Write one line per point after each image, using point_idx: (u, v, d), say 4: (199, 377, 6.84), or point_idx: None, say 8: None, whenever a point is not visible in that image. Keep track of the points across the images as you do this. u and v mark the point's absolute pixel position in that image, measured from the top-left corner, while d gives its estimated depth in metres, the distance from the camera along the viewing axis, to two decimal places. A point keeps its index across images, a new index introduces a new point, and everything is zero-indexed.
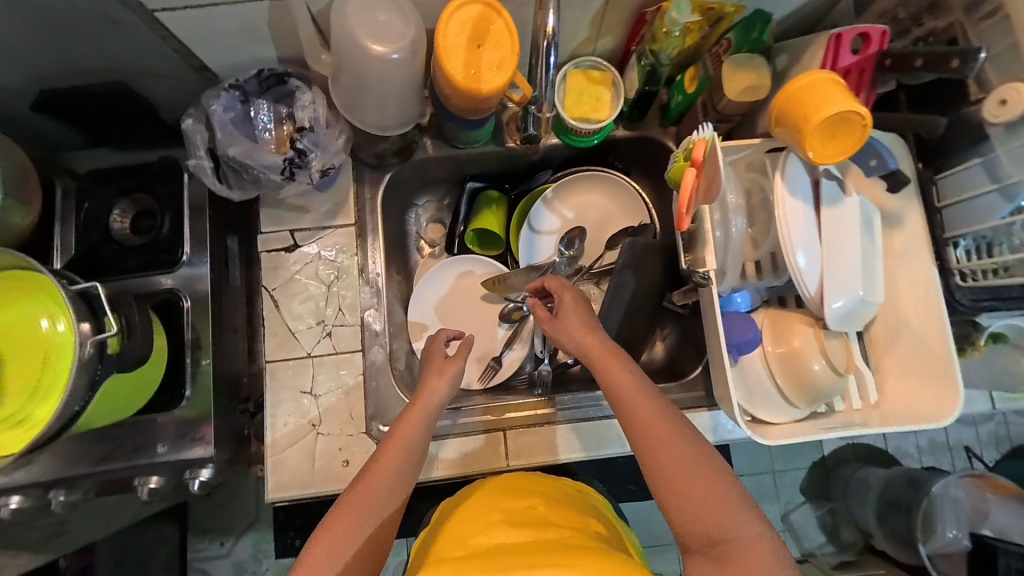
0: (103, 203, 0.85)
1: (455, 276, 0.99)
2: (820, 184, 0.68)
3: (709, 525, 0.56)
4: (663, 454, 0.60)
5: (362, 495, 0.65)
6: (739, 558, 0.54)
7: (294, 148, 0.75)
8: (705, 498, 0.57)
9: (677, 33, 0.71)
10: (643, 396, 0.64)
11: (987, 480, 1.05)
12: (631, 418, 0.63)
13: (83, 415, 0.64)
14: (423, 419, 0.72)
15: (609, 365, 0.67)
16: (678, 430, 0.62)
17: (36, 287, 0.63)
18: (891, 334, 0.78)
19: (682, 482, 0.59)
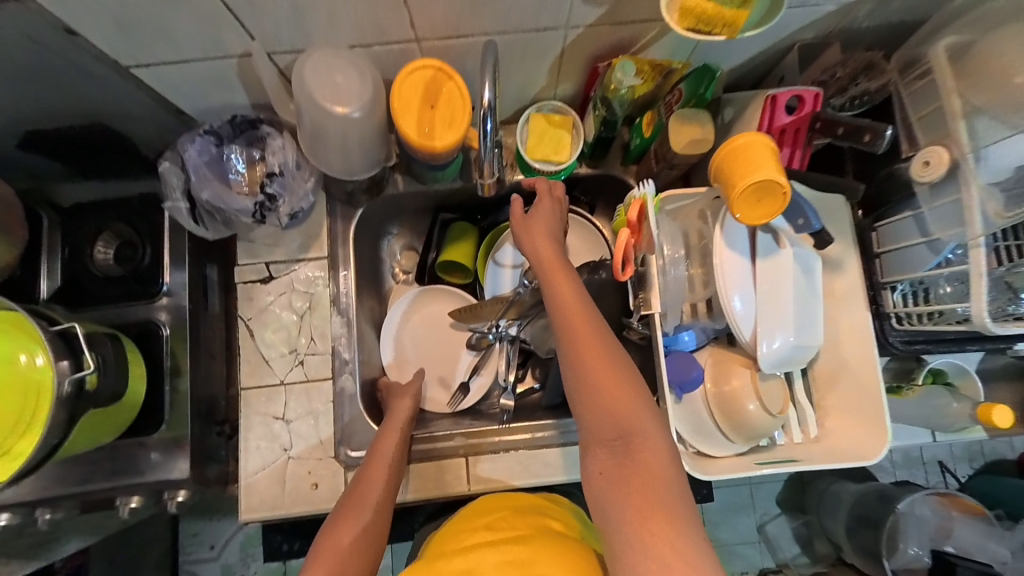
0: (88, 236, 0.90)
1: (424, 304, 1.04)
2: (757, 236, 0.72)
3: (621, 424, 0.61)
4: (589, 356, 0.64)
5: (361, 496, 0.76)
6: (642, 457, 0.60)
7: (263, 192, 0.80)
8: (617, 400, 0.62)
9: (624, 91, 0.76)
10: (578, 301, 0.68)
11: (950, 497, 1.04)
12: (563, 317, 0.67)
13: (63, 446, 0.69)
14: (399, 431, 0.84)
15: (555, 273, 0.71)
16: (607, 336, 0.65)
17: (14, 325, 0.67)
18: (832, 372, 0.81)
19: (602, 380, 0.63)
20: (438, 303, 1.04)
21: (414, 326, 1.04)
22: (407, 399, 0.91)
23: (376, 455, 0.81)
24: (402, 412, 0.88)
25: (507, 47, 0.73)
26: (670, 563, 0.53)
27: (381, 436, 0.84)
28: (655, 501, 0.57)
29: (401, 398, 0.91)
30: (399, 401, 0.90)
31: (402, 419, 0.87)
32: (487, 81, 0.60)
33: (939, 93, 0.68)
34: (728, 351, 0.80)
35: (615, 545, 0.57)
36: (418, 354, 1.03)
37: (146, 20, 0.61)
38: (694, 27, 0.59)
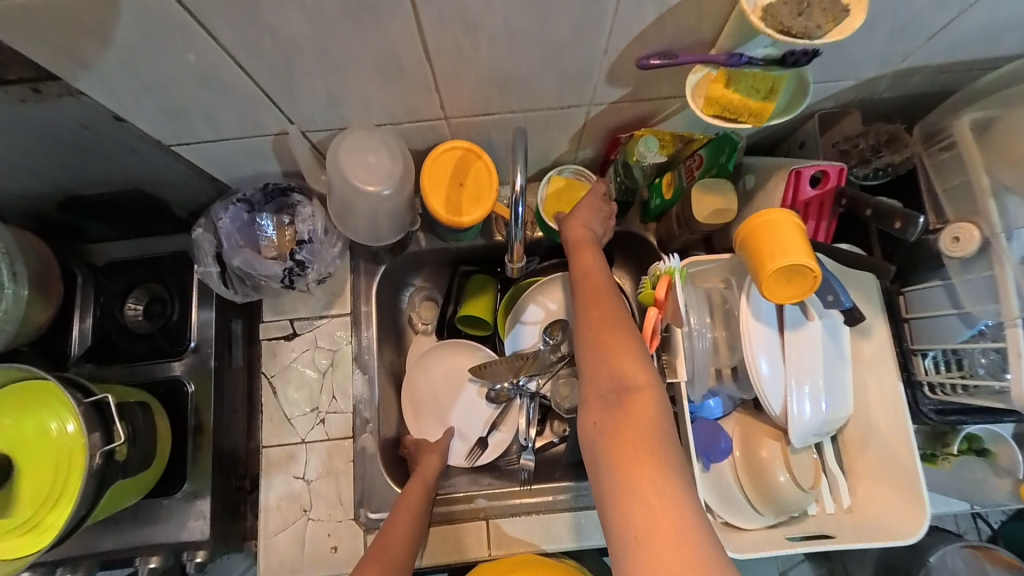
0: (118, 294, 0.92)
1: (442, 358, 1.02)
2: (784, 308, 0.71)
3: (619, 374, 0.60)
4: (597, 313, 0.66)
5: (386, 544, 0.77)
6: (635, 407, 0.57)
7: (293, 258, 0.82)
8: (616, 353, 0.61)
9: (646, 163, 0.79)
10: (596, 272, 0.73)
11: (985, 550, 0.94)
12: (580, 283, 0.72)
13: (87, 519, 0.68)
14: (424, 482, 0.86)
15: (579, 249, 0.76)
16: (616, 299, 0.68)
17: (48, 397, 0.68)
18: (862, 439, 0.80)
19: (603, 334, 0.64)
20: (454, 357, 1.02)
21: (432, 380, 1.02)
22: (433, 457, 0.92)
23: (400, 508, 0.81)
24: (429, 465, 0.90)
25: (533, 122, 0.75)
26: (655, 510, 0.50)
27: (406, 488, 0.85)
28: (643, 449, 0.54)
29: (422, 460, 0.92)
30: (423, 461, 0.91)
31: (428, 472, 0.89)
32: (518, 167, 0.63)
33: (965, 168, 0.68)
34: (755, 420, 0.78)
35: (603, 492, 0.54)
36: (435, 409, 1.01)
37: (194, 108, 0.65)
38: (719, 114, 0.62)
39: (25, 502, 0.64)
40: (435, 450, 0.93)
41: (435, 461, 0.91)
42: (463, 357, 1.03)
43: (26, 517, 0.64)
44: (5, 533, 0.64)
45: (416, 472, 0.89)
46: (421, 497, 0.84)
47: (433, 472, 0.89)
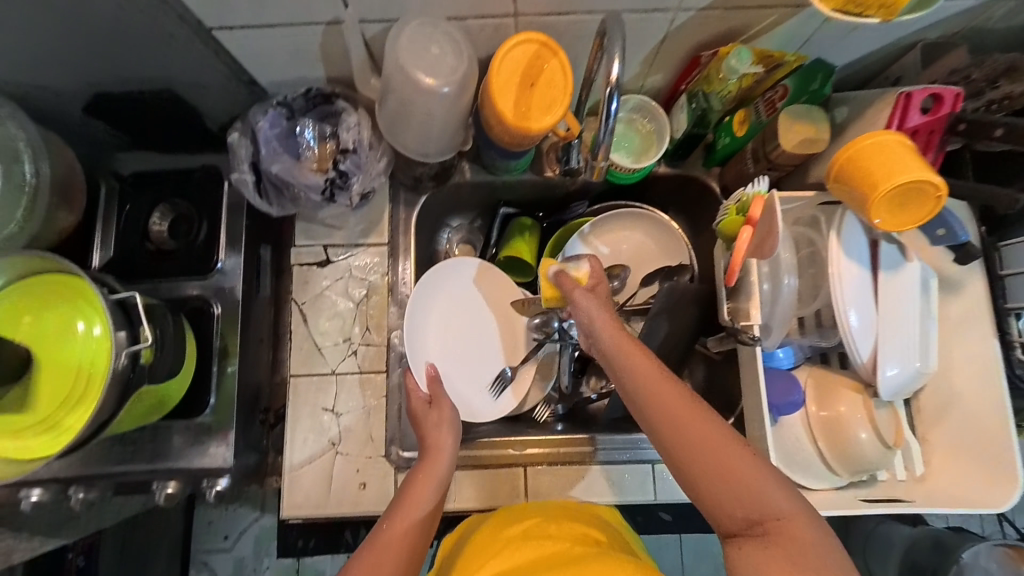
0: (143, 208, 0.86)
1: (448, 287, 0.89)
2: (879, 246, 0.67)
3: (755, 507, 0.52)
4: (687, 435, 0.55)
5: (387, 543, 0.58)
6: (785, 535, 0.51)
7: (336, 168, 0.77)
8: (738, 480, 0.53)
9: (735, 81, 0.71)
10: (659, 377, 0.59)
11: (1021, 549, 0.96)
12: (645, 394, 0.58)
13: (112, 424, 0.63)
14: (434, 483, 0.65)
15: (625, 346, 0.62)
16: (701, 409, 0.56)
17: (74, 292, 0.62)
18: (941, 404, 0.73)
19: (710, 461, 0.54)
20: (459, 283, 0.90)
21: (442, 324, 0.88)
22: (443, 437, 0.70)
23: (404, 511, 0.61)
24: (439, 453, 0.68)
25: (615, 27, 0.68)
26: None
27: (407, 482, 0.65)
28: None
29: (426, 429, 0.72)
30: (432, 445, 0.69)
31: (438, 468, 0.67)
32: (614, 56, 0.56)
33: None
34: (830, 373, 0.73)
35: None
36: (439, 357, 0.87)
37: None
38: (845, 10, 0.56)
39: (46, 399, 0.59)
40: (445, 403, 0.75)
41: (450, 440, 0.70)
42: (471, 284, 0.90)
43: (47, 416, 0.59)
44: (25, 432, 0.60)
45: (419, 467, 0.67)
46: (433, 497, 0.64)
47: (446, 471, 0.67)
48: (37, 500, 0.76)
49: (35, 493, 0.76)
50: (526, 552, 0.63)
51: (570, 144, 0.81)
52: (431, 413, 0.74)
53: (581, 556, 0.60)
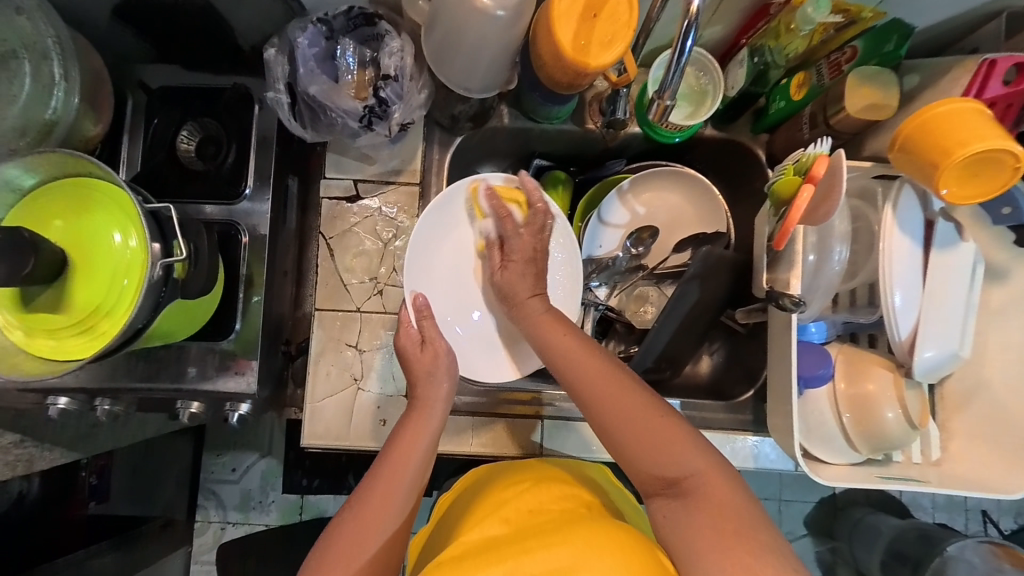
0: (171, 124, 0.83)
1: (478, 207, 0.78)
2: (934, 225, 0.64)
3: (669, 466, 0.55)
4: (609, 405, 0.58)
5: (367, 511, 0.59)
6: (702, 493, 0.52)
7: (376, 96, 0.73)
8: (655, 442, 0.56)
9: (805, 32, 0.67)
10: (580, 353, 0.63)
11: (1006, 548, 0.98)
12: (568, 370, 0.63)
13: (143, 335, 0.63)
14: (409, 470, 0.62)
15: (553, 327, 0.67)
16: (620, 378, 0.60)
17: (108, 199, 0.61)
18: (968, 394, 0.72)
19: (628, 427, 0.57)
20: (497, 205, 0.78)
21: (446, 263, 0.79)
22: (428, 392, 0.69)
23: (370, 506, 0.59)
24: (406, 446, 0.64)
25: None
26: None
27: (376, 471, 0.62)
28: (742, 535, 0.49)
29: (417, 374, 0.70)
30: (407, 431, 0.66)
31: (410, 463, 0.63)
32: None
33: None
34: (861, 350, 0.71)
35: None
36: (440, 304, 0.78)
37: None
38: None
39: (81, 303, 0.59)
40: (437, 343, 0.72)
41: (445, 391, 0.70)
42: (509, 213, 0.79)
43: (81, 319, 0.59)
44: (60, 333, 0.60)
45: (408, 421, 0.67)
46: (405, 489, 0.62)
47: (422, 460, 0.64)
48: (65, 408, 0.80)
49: (62, 401, 0.80)
50: (509, 512, 0.61)
51: (618, 94, 0.78)
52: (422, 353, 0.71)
53: (558, 522, 0.57)
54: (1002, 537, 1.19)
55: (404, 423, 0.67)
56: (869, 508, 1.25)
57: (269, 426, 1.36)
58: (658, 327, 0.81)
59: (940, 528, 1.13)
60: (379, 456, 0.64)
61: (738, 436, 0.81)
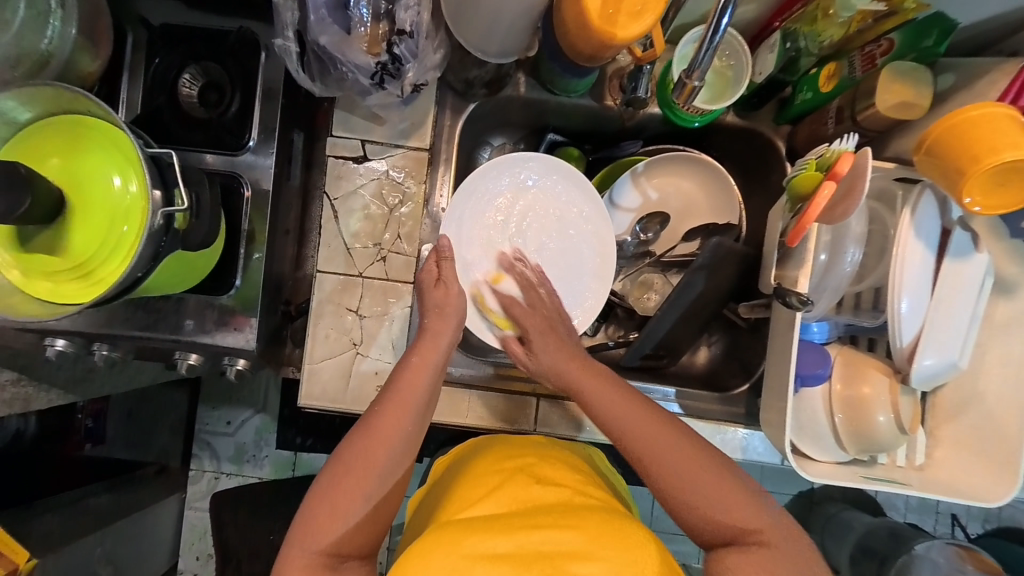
0: (173, 65, 0.80)
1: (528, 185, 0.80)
2: (951, 233, 0.63)
3: (732, 516, 0.56)
4: (680, 476, 0.58)
5: (368, 456, 0.58)
6: (773, 536, 0.56)
7: (389, 52, 0.69)
8: (721, 488, 0.58)
9: (843, 20, 0.64)
10: (627, 408, 0.63)
11: (971, 551, 1.01)
12: (625, 429, 0.62)
13: (141, 285, 0.63)
14: (412, 404, 0.62)
15: (593, 375, 0.68)
16: (673, 428, 0.61)
17: (109, 142, 0.59)
18: (958, 404, 0.73)
19: (682, 479, 0.58)
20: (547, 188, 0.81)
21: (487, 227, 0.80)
22: (441, 323, 0.70)
23: (376, 440, 0.59)
24: (411, 383, 0.64)
25: None
26: None
27: (381, 408, 0.62)
28: (806, 573, 0.54)
29: (430, 304, 0.71)
30: (410, 365, 0.65)
31: (414, 396, 0.63)
32: None
33: None
34: (860, 354, 0.71)
35: None
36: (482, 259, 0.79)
37: None
38: None
39: (79, 247, 0.58)
40: (453, 284, 0.73)
41: (448, 329, 0.70)
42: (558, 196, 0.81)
43: (78, 264, 0.58)
44: (58, 275, 0.59)
45: (411, 357, 0.67)
46: (404, 430, 0.61)
47: (426, 393, 0.64)
48: (63, 349, 0.80)
49: (60, 342, 0.80)
50: (510, 489, 0.61)
51: (641, 71, 0.75)
52: (437, 289, 0.72)
53: (564, 505, 0.57)
54: (967, 540, 1.24)
55: (407, 363, 0.66)
56: (843, 504, 1.29)
57: (265, 384, 1.38)
58: (661, 315, 0.81)
59: (910, 528, 1.17)
60: (380, 395, 0.64)
61: (728, 428, 0.82)
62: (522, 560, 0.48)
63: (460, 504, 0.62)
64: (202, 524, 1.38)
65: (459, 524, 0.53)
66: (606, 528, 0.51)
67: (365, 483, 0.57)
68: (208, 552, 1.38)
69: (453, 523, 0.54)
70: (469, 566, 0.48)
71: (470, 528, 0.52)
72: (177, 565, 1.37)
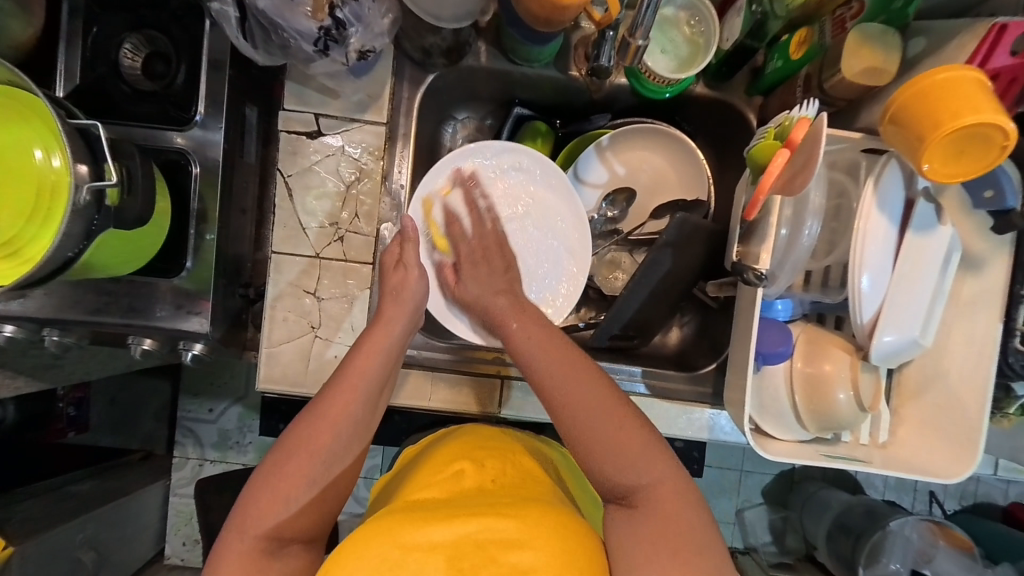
0: (113, 34, 0.76)
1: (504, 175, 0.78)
2: (915, 204, 0.61)
3: (633, 479, 0.54)
4: (592, 424, 0.55)
5: (313, 437, 0.57)
6: (650, 507, 0.53)
7: (332, 16, 0.65)
8: (625, 450, 0.54)
9: None
10: (548, 352, 0.58)
11: (944, 528, 1.06)
12: (537, 369, 0.58)
13: (76, 264, 0.60)
14: (361, 388, 0.61)
15: (518, 315, 0.62)
16: (585, 386, 0.56)
17: (28, 113, 0.56)
18: (923, 382, 0.72)
19: (585, 439, 0.55)
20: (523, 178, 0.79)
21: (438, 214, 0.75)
22: (397, 306, 0.68)
23: (324, 423, 0.58)
24: (365, 365, 0.62)
25: None
26: None
27: (332, 391, 0.60)
28: (686, 561, 0.50)
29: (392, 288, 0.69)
30: (364, 344, 0.64)
31: (364, 380, 0.61)
32: None
33: None
34: (824, 331, 0.70)
35: None
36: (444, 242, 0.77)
37: None
38: None
39: (2, 224, 0.55)
40: (414, 268, 0.70)
41: (403, 311, 0.67)
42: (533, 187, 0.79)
43: (2, 241, 0.55)
44: None
45: (366, 337, 0.65)
46: (353, 415, 0.60)
47: (379, 376, 0.63)
48: (12, 336, 0.76)
49: (8, 329, 0.76)
50: (465, 479, 0.60)
51: (604, 37, 0.71)
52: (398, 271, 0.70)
53: (513, 497, 0.56)
54: (941, 517, 1.26)
55: (363, 343, 0.64)
56: (823, 483, 1.31)
57: (242, 369, 1.36)
58: (629, 292, 0.80)
59: (886, 505, 1.18)
60: (333, 376, 0.62)
61: (696, 408, 0.82)
62: (457, 553, 0.47)
63: (414, 490, 0.61)
64: (187, 509, 1.37)
65: (401, 513, 0.51)
66: (548, 523, 0.50)
67: (310, 466, 0.57)
68: (195, 537, 1.37)
69: (395, 512, 0.52)
70: (403, 557, 0.47)
71: (409, 518, 0.50)
72: (164, 550, 1.36)
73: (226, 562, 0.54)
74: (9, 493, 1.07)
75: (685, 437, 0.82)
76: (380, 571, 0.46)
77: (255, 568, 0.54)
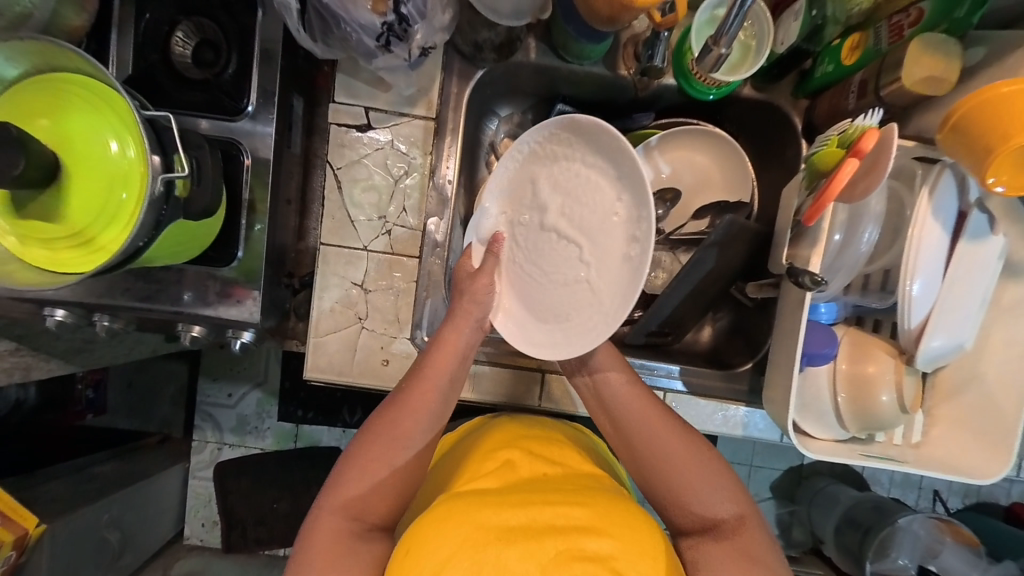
0: (164, 22, 0.75)
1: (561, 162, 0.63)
2: (969, 215, 0.62)
3: (709, 510, 0.62)
4: (675, 465, 0.63)
5: (394, 431, 0.61)
6: (739, 534, 0.61)
7: (396, 11, 0.66)
8: (700, 489, 0.62)
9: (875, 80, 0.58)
10: (638, 402, 0.66)
11: (950, 524, 1.09)
12: (625, 417, 0.66)
13: (143, 254, 0.61)
14: (437, 388, 0.64)
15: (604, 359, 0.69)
16: (670, 437, 0.64)
17: (103, 103, 0.56)
18: (956, 386, 0.73)
19: (663, 475, 0.63)
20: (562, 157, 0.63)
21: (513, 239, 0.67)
22: (473, 307, 0.66)
23: (405, 413, 0.62)
24: (442, 364, 0.64)
25: None
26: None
27: (412, 385, 0.64)
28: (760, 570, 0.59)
29: (463, 294, 0.66)
30: (442, 343, 0.65)
31: (440, 377, 0.64)
32: None
33: None
34: (866, 334, 0.72)
35: None
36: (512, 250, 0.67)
37: None
38: None
39: (73, 214, 0.56)
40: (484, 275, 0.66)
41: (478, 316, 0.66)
42: (589, 168, 0.62)
43: (76, 231, 0.57)
44: (55, 242, 0.57)
45: (444, 333, 0.66)
46: (432, 409, 0.63)
47: (452, 371, 0.65)
48: (62, 320, 0.77)
49: (59, 313, 0.77)
50: (517, 468, 0.62)
51: (657, 37, 0.72)
52: (474, 281, 0.66)
53: (569, 484, 0.58)
54: (946, 515, 1.28)
55: (437, 341, 0.66)
56: (830, 479, 1.34)
57: (264, 354, 1.37)
58: (669, 292, 0.81)
59: (894, 502, 1.20)
60: (411, 370, 0.65)
61: (732, 405, 0.84)
62: (533, 534, 0.49)
63: (466, 479, 0.62)
64: (206, 491, 1.38)
65: (471, 499, 0.54)
66: (615, 510, 0.52)
67: (393, 453, 0.61)
68: (214, 518, 1.39)
69: (465, 497, 0.54)
70: (483, 538, 0.48)
71: (482, 502, 0.53)
72: (183, 531, 1.38)
73: (315, 543, 0.57)
74: (39, 473, 1.08)
75: (719, 433, 0.85)
76: (462, 548, 0.48)
77: (343, 550, 0.57)
